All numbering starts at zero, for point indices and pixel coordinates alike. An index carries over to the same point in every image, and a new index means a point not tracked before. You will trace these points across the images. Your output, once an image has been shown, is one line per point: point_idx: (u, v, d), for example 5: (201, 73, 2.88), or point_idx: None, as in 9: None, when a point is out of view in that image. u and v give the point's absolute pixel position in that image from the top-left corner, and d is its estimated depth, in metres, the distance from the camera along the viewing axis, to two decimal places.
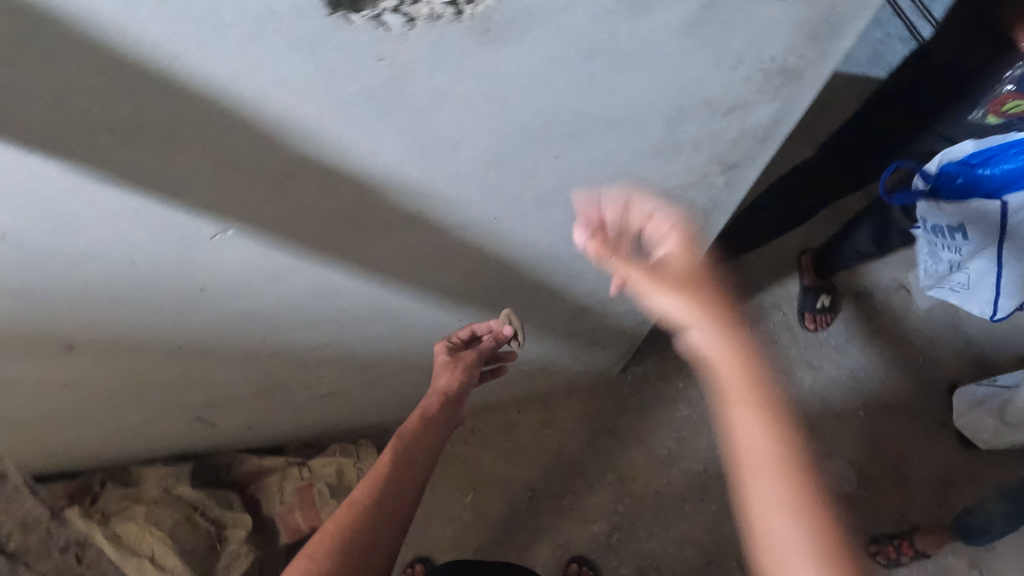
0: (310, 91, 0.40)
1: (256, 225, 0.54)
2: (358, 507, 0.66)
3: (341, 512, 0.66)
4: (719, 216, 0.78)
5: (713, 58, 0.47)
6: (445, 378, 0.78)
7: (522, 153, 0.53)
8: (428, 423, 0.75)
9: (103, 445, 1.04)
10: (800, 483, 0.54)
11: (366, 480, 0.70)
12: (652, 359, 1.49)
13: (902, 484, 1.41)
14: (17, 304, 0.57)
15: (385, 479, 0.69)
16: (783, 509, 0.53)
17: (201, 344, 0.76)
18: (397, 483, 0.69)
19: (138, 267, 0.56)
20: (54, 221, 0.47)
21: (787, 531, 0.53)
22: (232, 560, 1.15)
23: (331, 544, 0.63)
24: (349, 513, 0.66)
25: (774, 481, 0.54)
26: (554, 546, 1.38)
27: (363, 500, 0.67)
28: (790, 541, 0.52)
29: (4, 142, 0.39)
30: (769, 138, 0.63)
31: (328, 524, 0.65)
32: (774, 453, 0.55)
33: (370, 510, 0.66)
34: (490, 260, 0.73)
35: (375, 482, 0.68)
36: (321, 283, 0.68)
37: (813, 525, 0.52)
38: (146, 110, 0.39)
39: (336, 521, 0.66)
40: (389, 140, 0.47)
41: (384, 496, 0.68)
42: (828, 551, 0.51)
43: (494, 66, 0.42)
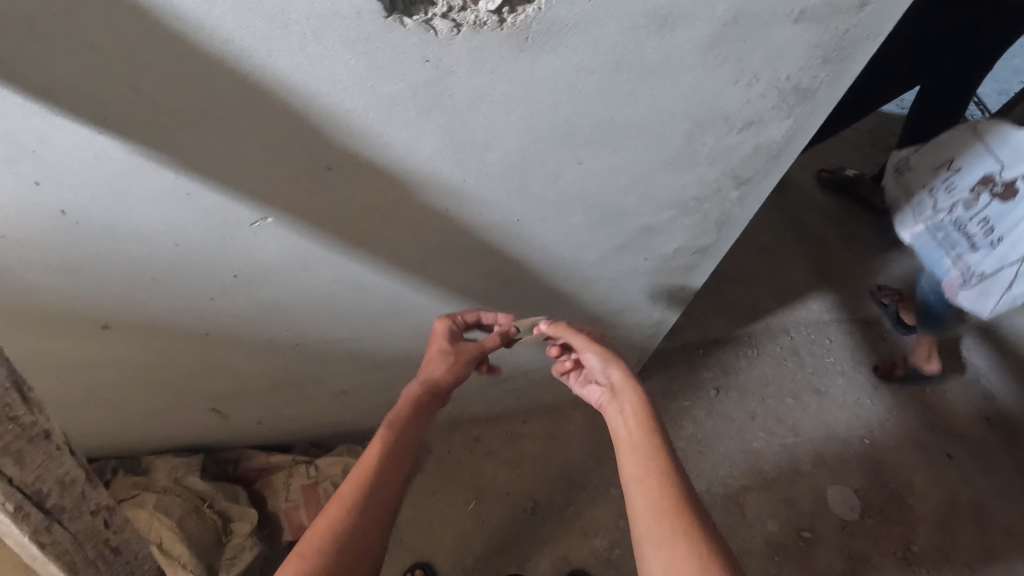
0: (360, 88, 0.44)
1: (292, 214, 0.57)
2: (350, 500, 0.63)
3: (329, 509, 0.62)
4: (731, 231, 0.81)
5: (731, 74, 0.51)
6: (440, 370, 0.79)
7: (548, 157, 0.56)
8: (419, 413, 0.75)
9: (121, 430, 1.06)
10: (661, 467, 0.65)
11: (352, 473, 0.67)
12: (659, 378, 1.56)
13: (909, 515, 1.36)
14: (65, 280, 0.61)
15: (375, 468, 0.67)
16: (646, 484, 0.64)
17: (226, 333, 0.79)
18: (384, 476, 0.66)
19: (180, 250, 0.60)
20: (113, 202, 0.51)
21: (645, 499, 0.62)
22: (237, 553, 1.13)
23: (322, 539, 0.59)
24: (341, 506, 0.62)
25: (658, 482, 0.63)
26: (554, 558, 1.35)
27: (353, 495, 0.63)
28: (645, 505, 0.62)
29: (79, 121, 0.42)
30: (781, 156, 0.66)
31: (316, 522, 0.61)
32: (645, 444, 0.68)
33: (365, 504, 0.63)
34: (510, 264, 0.76)
35: (366, 477, 0.65)
36: (346, 277, 0.71)
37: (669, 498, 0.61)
38: (208, 99, 0.42)
39: (326, 517, 0.61)
40: (426, 138, 0.50)
41: (373, 492, 0.64)
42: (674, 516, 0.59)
43: (529, 73, 0.46)
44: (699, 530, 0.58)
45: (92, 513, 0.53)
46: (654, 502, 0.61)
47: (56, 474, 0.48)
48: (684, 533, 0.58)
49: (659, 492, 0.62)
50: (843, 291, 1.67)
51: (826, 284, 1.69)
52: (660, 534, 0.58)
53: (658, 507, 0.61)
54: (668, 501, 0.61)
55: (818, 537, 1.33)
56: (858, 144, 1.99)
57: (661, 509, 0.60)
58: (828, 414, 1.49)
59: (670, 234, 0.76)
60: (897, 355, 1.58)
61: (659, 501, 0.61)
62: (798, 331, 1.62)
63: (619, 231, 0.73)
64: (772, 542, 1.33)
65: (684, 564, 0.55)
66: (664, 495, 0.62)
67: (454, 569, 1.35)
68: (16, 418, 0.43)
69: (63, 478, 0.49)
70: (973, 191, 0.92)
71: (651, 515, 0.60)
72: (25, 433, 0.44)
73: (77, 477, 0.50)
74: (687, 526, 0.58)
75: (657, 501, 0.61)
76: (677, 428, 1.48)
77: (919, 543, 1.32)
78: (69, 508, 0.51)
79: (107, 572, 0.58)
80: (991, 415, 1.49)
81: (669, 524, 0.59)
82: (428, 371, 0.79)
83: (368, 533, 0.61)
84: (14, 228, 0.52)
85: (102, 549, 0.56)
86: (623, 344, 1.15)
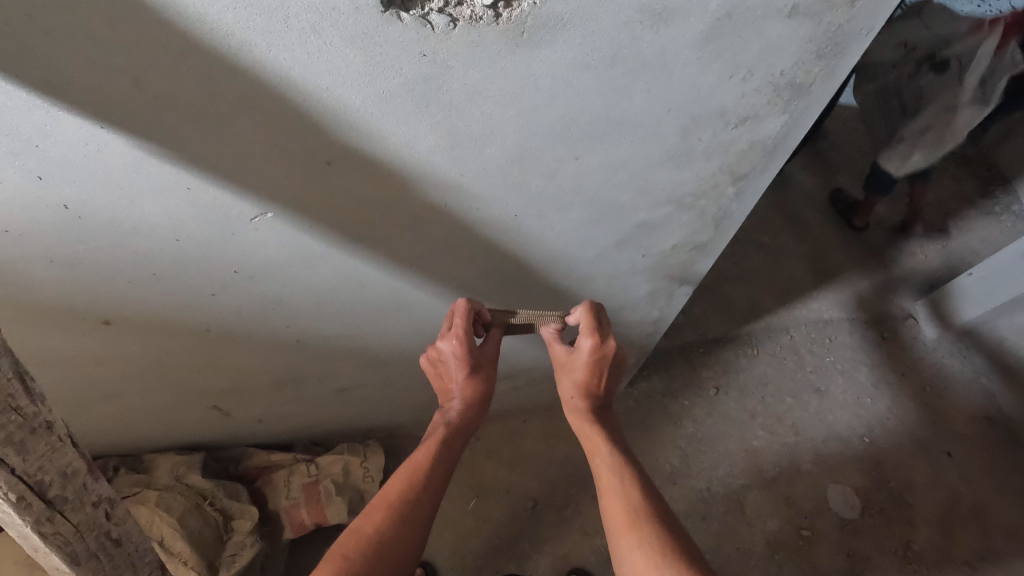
0: (358, 83, 0.44)
1: (291, 208, 0.57)
2: (393, 504, 0.66)
3: (375, 509, 0.65)
4: (729, 228, 0.81)
5: (726, 69, 0.51)
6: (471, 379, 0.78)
7: (545, 153, 0.57)
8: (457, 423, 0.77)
9: (123, 427, 1.07)
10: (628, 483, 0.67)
11: (398, 477, 0.70)
12: (659, 376, 1.56)
13: (909, 514, 1.35)
14: (68, 274, 0.61)
15: (420, 474, 0.70)
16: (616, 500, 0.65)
17: (227, 329, 0.79)
18: (427, 482, 0.70)
19: (182, 245, 0.60)
20: (115, 196, 0.52)
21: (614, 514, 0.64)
22: (238, 550, 1.13)
23: (364, 543, 0.61)
24: (385, 509, 0.65)
25: (622, 497, 0.65)
26: (554, 557, 1.35)
27: (395, 502, 0.66)
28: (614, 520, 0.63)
29: (82, 115, 0.43)
30: (777, 152, 0.66)
31: (359, 522, 0.64)
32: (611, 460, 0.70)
33: (408, 506, 0.66)
34: (509, 260, 0.76)
35: (408, 484, 0.68)
36: (346, 274, 0.72)
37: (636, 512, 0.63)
38: (208, 93, 0.43)
39: (370, 519, 0.64)
40: (423, 134, 0.51)
41: (414, 495, 0.68)
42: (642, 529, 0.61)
43: (524, 68, 0.46)
44: (660, 542, 0.59)
45: (93, 505, 0.54)
46: (616, 518, 0.63)
47: (59, 465, 0.49)
48: (644, 547, 0.59)
49: (622, 507, 0.64)
50: (843, 291, 1.67)
51: (826, 284, 1.69)
52: (623, 550, 0.61)
53: (620, 522, 0.63)
54: (630, 515, 0.63)
55: (818, 536, 1.33)
56: (856, 145, 1.99)
57: (623, 524, 0.62)
58: (828, 413, 1.49)
59: (668, 230, 0.77)
60: (897, 354, 1.58)
61: (622, 516, 0.63)
62: (798, 330, 1.62)
63: (617, 226, 0.73)
64: (772, 540, 1.33)
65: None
66: (626, 509, 0.63)
67: (455, 568, 1.35)
68: (18, 408, 0.43)
69: (64, 469, 0.50)
70: (909, 70, 1.34)
71: (616, 531, 0.62)
72: (28, 423, 0.45)
73: (79, 468, 0.51)
74: (647, 538, 0.60)
75: (620, 517, 0.63)
76: (677, 427, 1.49)
77: (920, 542, 1.32)
78: (71, 498, 0.51)
79: (108, 564, 0.58)
80: (991, 414, 1.49)
81: (634, 536, 0.60)
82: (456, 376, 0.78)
83: (408, 534, 0.64)
84: (17, 221, 0.53)
85: (103, 541, 0.57)
86: (622, 342, 1.15)
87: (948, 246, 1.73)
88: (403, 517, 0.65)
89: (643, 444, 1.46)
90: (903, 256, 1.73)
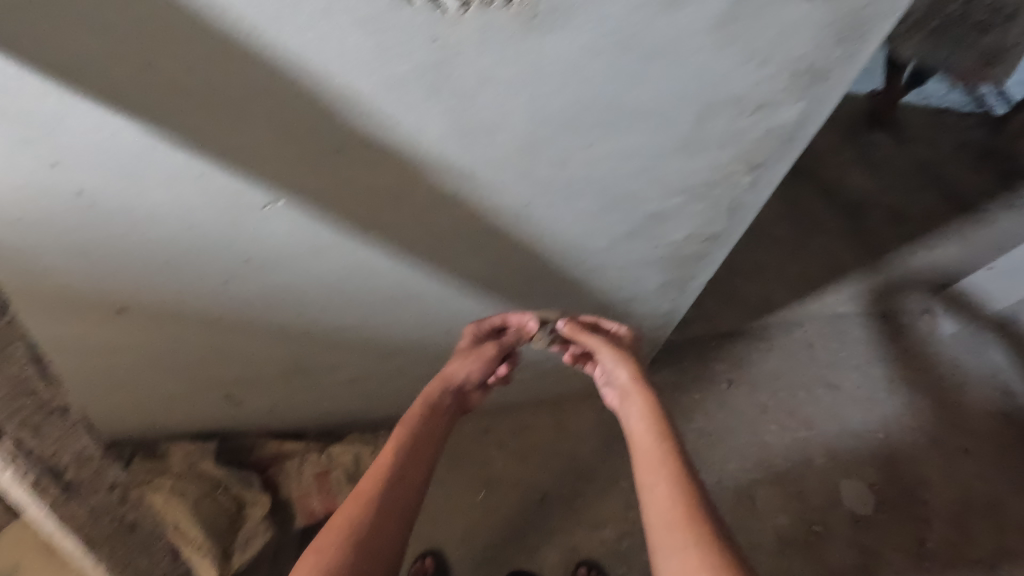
0: (369, 68, 0.44)
1: (301, 197, 0.57)
2: (367, 496, 0.66)
3: (350, 503, 0.65)
4: (743, 218, 0.80)
5: (741, 55, 0.50)
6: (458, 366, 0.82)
7: (556, 140, 0.56)
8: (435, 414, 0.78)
9: (138, 414, 1.08)
10: (677, 478, 0.65)
11: (373, 468, 0.70)
12: (670, 370, 1.55)
13: (923, 511, 1.34)
14: (82, 262, 0.62)
15: (393, 463, 0.70)
16: (663, 494, 0.64)
17: (238, 318, 0.80)
18: (409, 473, 0.70)
19: (194, 233, 0.61)
20: (128, 184, 0.52)
21: (662, 510, 0.62)
22: (251, 535, 1.16)
23: (340, 535, 0.61)
24: (360, 502, 0.65)
25: (671, 490, 0.64)
26: (563, 549, 1.36)
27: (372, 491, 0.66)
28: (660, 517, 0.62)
29: (93, 101, 0.43)
30: (794, 140, 0.65)
31: (335, 515, 0.64)
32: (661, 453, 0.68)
33: (382, 497, 0.66)
34: (520, 250, 0.76)
35: (385, 475, 0.69)
36: (356, 262, 0.72)
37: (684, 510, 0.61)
38: (219, 80, 0.43)
39: (344, 512, 0.64)
40: (434, 121, 0.50)
41: (395, 487, 0.68)
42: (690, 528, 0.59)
43: (536, 54, 0.46)
44: (712, 540, 0.58)
45: (107, 489, 0.55)
46: (665, 513, 0.62)
47: (73, 449, 0.49)
48: (696, 545, 0.57)
49: (672, 502, 0.62)
50: (858, 285, 1.65)
51: (841, 277, 1.66)
52: (670, 546, 0.59)
53: (672, 516, 0.61)
54: (681, 513, 0.61)
55: (830, 531, 1.32)
56: (874, 136, 1.95)
57: (674, 519, 0.61)
58: (841, 408, 1.48)
59: (680, 221, 0.76)
60: (913, 349, 1.55)
61: (673, 510, 0.61)
62: (811, 324, 1.60)
63: (629, 217, 0.72)
64: (782, 536, 1.32)
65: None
66: (677, 507, 0.61)
67: (464, 558, 1.36)
68: (34, 392, 0.44)
69: (80, 453, 0.50)
70: None
71: (665, 526, 0.60)
72: (43, 408, 0.45)
73: (93, 453, 0.52)
74: (700, 536, 0.58)
75: (669, 511, 0.61)
76: (687, 421, 1.48)
77: (934, 539, 1.30)
78: (86, 482, 0.52)
79: (122, 548, 0.59)
80: (1009, 410, 1.46)
81: (684, 534, 0.59)
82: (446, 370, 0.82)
83: (387, 528, 0.64)
84: (32, 209, 0.53)
85: (116, 524, 0.57)
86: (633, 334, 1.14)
87: (968, 239, 1.70)
88: (377, 509, 0.65)
89: None
90: (921, 249, 1.69)
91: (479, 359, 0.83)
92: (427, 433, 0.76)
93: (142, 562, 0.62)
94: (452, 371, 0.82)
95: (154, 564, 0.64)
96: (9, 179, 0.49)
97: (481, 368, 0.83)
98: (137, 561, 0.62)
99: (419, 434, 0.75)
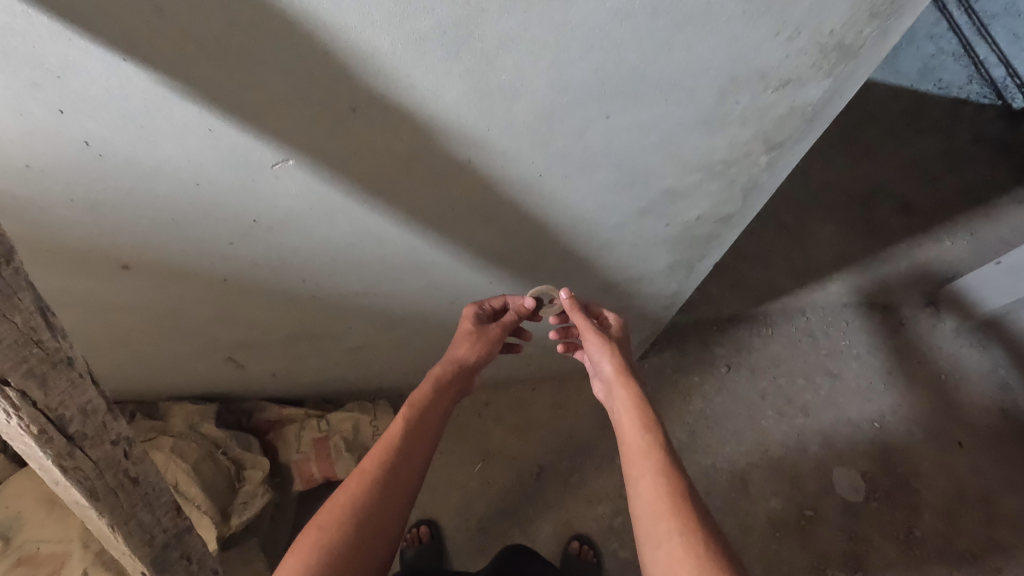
0: (387, 24, 0.43)
1: (314, 156, 0.56)
2: (371, 472, 0.67)
3: (352, 480, 0.67)
4: (758, 198, 0.79)
5: (772, 25, 0.49)
6: (464, 349, 0.82)
7: (574, 109, 0.55)
8: (442, 391, 0.78)
9: (141, 374, 1.09)
10: (661, 466, 0.66)
11: (377, 445, 0.71)
12: (670, 352, 1.57)
13: (913, 500, 1.36)
14: (89, 216, 0.61)
15: (397, 440, 0.71)
16: (649, 485, 0.64)
17: (243, 281, 0.79)
18: (414, 451, 0.71)
19: (201, 190, 0.59)
20: (136, 136, 0.51)
21: (647, 500, 0.63)
22: (250, 498, 1.15)
23: (344, 512, 0.64)
24: (363, 479, 0.67)
25: (655, 481, 0.64)
26: (557, 523, 1.38)
27: (373, 468, 0.68)
28: (646, 508, 0.63)
29: (102, 47, 0.42)
30: (819, 118, 0.64)
31: (339, 492, 0.66)
32: (644, 441, 0.69)
33: (384, 475, 0.67)
34: (532, 222, 0.75)
35: (386, 448, 0.70)
36: (367, 229, 0.71)
37: (670, 500, 0.62)
38: (236, 31, 0.42)
39: (348, 491, 0.66)
40: (452, 82, 0.49)
41: (399, 464, 0.69)
42: (673, 516, 0.60)
43: (561, 14, 0.44)
44: (697, 530, 0.59)
45: (113, 443, 0.54)
46: (651, 504, 0.63)
47: (79, 402, 0.49)
48: (680, 535, 0.58)
49: (656, 493, 0.63)
50: (866, 275, 1.64)
51: (848, 265, 1.65)
52: (658, 536, 0.60)
53: (657, 508, 0.62)
54: (667, 503, 0.62)
55: (821, 517, 1.35)
56: (890, 125, 1.92)
57: (658, 510, 0.62)
58: (839, 397, 1.49)
59: (693, 199, 0.74)
60: (915, 343, 1.55)
61: (657, 502, 0.62)
62: (815, 313, 1.60)
63: (642, 193, 0.71)
64: (774, 519, 1.36)
65: (681, 567, 0.56)
66: (664, 498, 0.62)
67: (459, 529, 1.38)
68: (41, 342, 0.44)
69: (85, 406, 0.50)
70: None
71: (650, 516, 0.62)
72: (50, 358, 0.45)
73: (99, 407, 0.51)
74: (684, 526, 0.59)
75: (654, 503, 0.62)
76: (685, 403, 1.51)
77: (922, 528, 1.33)
78: (92, 435, 0.52)
79: (126, 502, 0.58)
80: (1006, 406, 1.46)
81: (667, 525, 0.60)
82: (453, 352, 0.82)
83: (388, 509, 0.66)
84: (39, 156, 0.52)
85: (122, 479, 0.56)
86: (637, 314, 1.13)
87: (977, 234, 1.68)
88: (378, 487, 0.66)
89: None
90: (930, 242, 1.68)
91: (486, 342, 0.83)
92: (433, 410, 0.76)
93: (146, 516, 0.61)
94: (460, 353, 0.81)
95: (158, 519, 0.62)
96: (14, 124, 0.48)
97: (489, 352, 0.83)
98: (141, 516, 0.60)
99: (425, 412, 0.74)
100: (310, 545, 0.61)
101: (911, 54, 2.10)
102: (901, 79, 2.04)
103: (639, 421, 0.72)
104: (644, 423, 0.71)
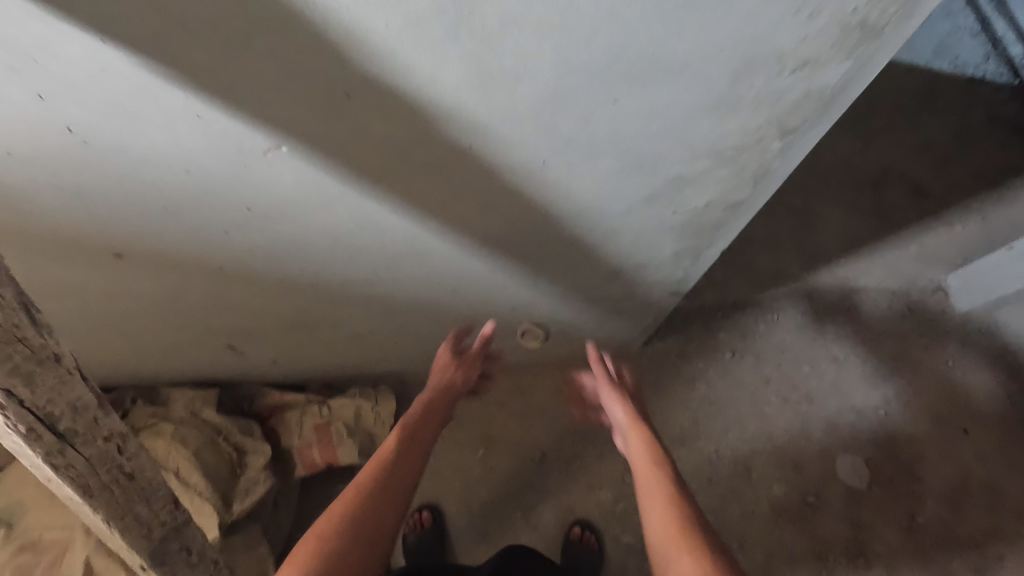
0: (382, 3, 0.40)
1: (307, 142, 0.54)
2: (364, 485, 0.67)
3: (347, 494, 0.66)
4: (769, 184, 0.77)
5: (792, 5, 0.46)
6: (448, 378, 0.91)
7: (580, 94, 0.52)
8: None
9: (141, 361, 1.08)
10: (672, 496, 0.68)
11: (370, 465, 0.71)
12: (674, 338, 1.56)
13: (916, 487, 1.35)
14: (77, 204, 0.59)
15: (399, 464, 0.71)
16: (663, 511, 0.66)
17: (240, 269, 0.77)
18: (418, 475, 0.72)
19: (192, 177, 0.57)
20: (121, 121, 0.49)
21: (661, 525, 0.64)
22: (252, 484, 1.16)
23: (339, 522, 0.63)
24: (357, 493, 0.66)
25: (668, 509, 0.66)
26: (559, 508, 1.39)
27: (367, 482, 0.68)
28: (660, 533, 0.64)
29: (80, 28, 0.39)
30: (836, 101, 0.62)
31: (335, 503, 0.65)
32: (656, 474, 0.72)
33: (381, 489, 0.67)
34: (535, 210, 0.72)
35: (386, 469, 0.70)
36: (365, 217, 0.69)
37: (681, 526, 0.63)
38: (222, 12, 0.39)
39: (342, 504, 0.65)
40: (451, 66, 0.46)
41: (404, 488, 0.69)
42: (685, 539, 0.61)
43: None
44: (707, 554, 0.59)
45: (105, 439, 0.53)
46: (664, 529, 0.64)
47: (69, 398, 0.48)
48: (692, 555, 0.59)
49: (667, 520, 0.65)
50: (876, 261, 1.59)
51: (857, 250, 1.61)
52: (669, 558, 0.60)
53: (669, 533, 0.63)
54: (679, 528, 0.63)
55: (823, 503, 1.35)
56: (901, 108, 1.86)
57: (671, 534, 0.63)
58: (845, 383, 1.47)
59: (702, 187, 0.72)
60: (922, 330, 1.53)
61: (669, 528, 0.64)
62: (821, 299, 1.57)
63: (649, 180, 0.69)
64: (776, 505, 1.36)
65: None
66: (675, 524, 0.63)
67: (461, 514, 1.39)
68: (25, 338, 0.42)
69: (75, 403, 0.49)
70: None
71: (663, 540, 0.63)
72: (35, 355, 0.44)
73: (89, 403, 0.50)
74: (695, 548, 0.60)
75: (666, 529, 0.63)
76: (689, 389, 1.50)
77: (925, 515, 1.32)
78: (82, 432, 0.50)
79: (121, 497, 0.57)
80: (1013, 393, 1.45)
81: (680, 546, 0.60)
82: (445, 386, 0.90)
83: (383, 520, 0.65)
84: (20, 143, 0.50)
85: (116, 474, 0.55)
86: (641, 300, 1.11)
87: (989, 219, 1.63)
88: (375, 505, 0.66)
89: (654, 406, 1.48)
90: (941, 227, 1.62)
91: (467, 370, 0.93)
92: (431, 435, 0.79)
93: (143, 510, 0.60)
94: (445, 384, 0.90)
95: (155, 512, 0.61)
96: None
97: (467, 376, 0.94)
98: (137, 510, 0.59)
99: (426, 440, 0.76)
100: (304, 553, 0.59)
101: (927, 28, 2.03)
102: (917, 55, 1.97)
103: (649, 457, 0.75)
104: (655, 459, 0.75)
